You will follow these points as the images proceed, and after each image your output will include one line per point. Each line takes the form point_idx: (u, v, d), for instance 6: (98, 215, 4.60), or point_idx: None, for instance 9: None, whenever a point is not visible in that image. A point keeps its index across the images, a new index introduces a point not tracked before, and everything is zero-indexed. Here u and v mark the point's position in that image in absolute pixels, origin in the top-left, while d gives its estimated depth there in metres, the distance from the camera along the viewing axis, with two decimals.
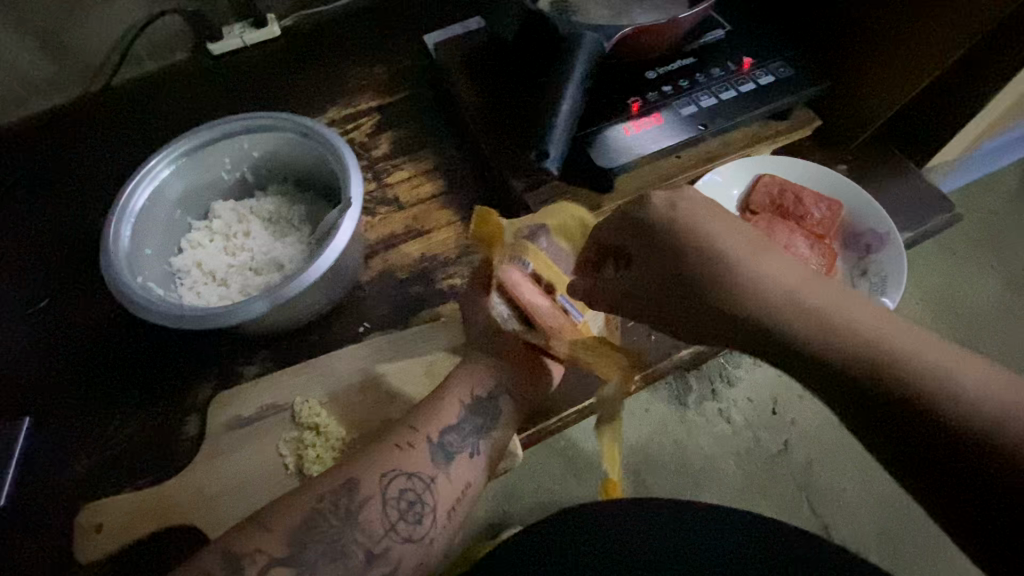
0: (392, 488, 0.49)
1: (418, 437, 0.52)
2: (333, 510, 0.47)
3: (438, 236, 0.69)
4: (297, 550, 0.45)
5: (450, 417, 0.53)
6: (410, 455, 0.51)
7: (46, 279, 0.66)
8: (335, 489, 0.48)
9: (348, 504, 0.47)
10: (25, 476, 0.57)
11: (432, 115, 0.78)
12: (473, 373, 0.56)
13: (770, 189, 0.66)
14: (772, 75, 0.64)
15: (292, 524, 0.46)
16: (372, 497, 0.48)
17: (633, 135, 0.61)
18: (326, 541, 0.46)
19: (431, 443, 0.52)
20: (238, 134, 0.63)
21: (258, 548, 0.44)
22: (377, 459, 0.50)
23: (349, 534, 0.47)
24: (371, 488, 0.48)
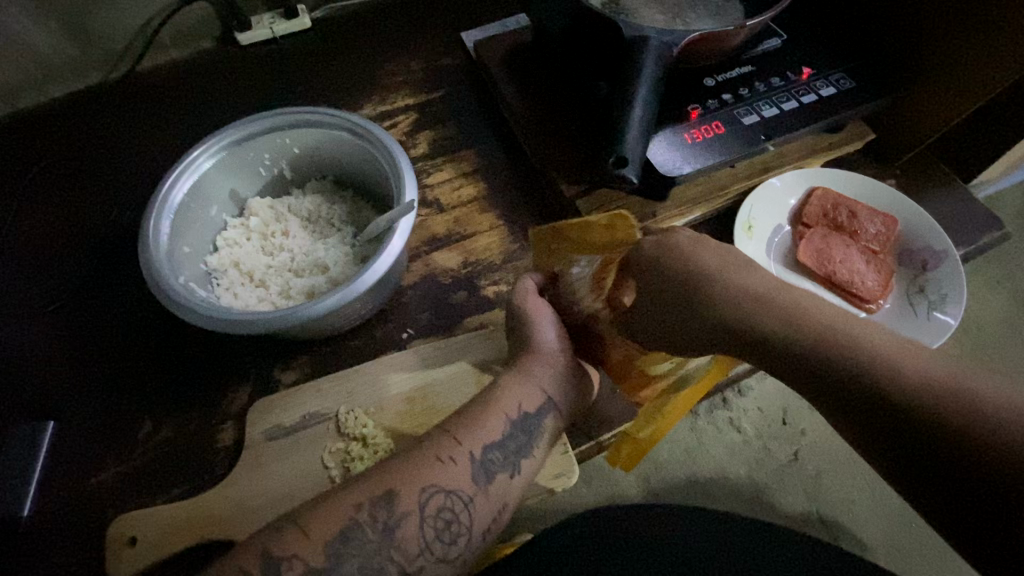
0: (432, 506, 0.45)
1: (461, 452, 0.47)
2: (370, 522, 0.43)
3: (481, 240, 0.67)
4: (334, 561, 0.41)
5: (497, 434, 0.49)
6: (452, 472, 0.46)
7: (69, 274, 0.63)
8: (374, 497, 0.44)
9: (388, 517, 0.43)
10: (47, 484, 0.53)
11: (471, 115, 0.75)
12: (527, 384, 0.51)
13: (825, 202, 0.64)
14: (832, 87, 0.63)
15: (328, 531, 0.42)
16: (411, 513, 0.44)
17: (695, 143, 0.60)
18: (363, 553, 0.42)
19: (473, 461, 0.47)
20: (281, 129, 0.60)
21: (293, 553, 0.41)
22: (416, 472, 0.45)
23: (386, 552, 0.43)
24: (410, 503, 0.44)
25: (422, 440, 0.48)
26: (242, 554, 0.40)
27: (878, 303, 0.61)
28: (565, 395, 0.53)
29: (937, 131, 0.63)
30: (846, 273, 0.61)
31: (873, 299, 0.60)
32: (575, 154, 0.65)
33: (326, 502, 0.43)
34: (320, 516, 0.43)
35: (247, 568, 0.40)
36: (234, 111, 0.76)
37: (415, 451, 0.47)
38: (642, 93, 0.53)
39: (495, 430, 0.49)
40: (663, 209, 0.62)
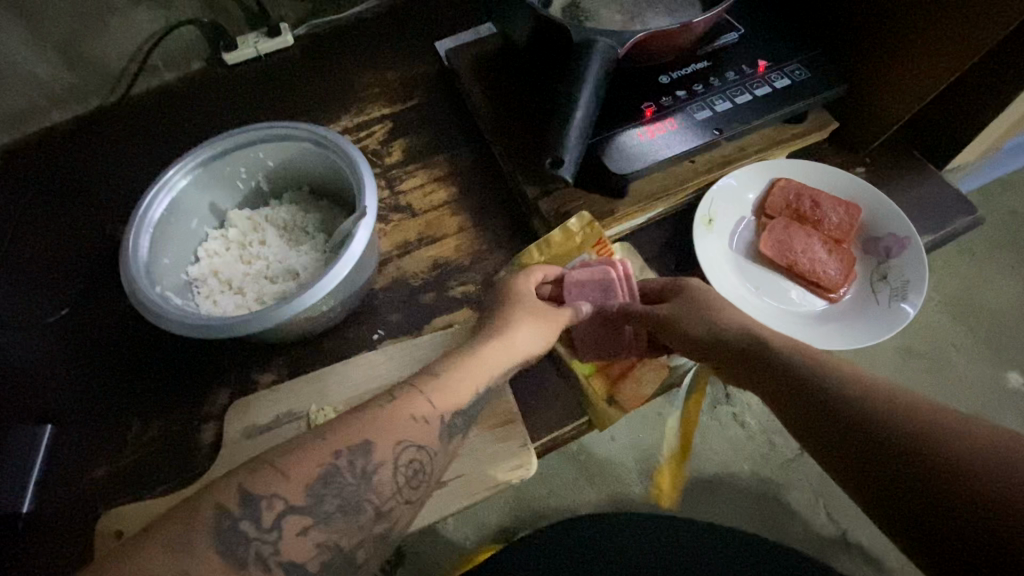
0: (405, 457, 0.44)
1: (435, 414, 0.47)
2: (349, 469, 0.42)
3: (451, 242, 0.69)
4: (314, 501, 0.41)
5: (464, 401, 0.49)
6: (423, 428, 0.46)
7: (67, 287, 0.67)
8: (352, 445, 0.43)
9: (365, 464, 0.43)
10: (45, 483, 0.57)
11: (444, 123, 0.78)
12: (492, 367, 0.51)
13: (788, 192, 0.65)
14: (787, 78, 0.63)
15: (307, 474, 0.42)
16: (387, 462, 0.44)
17: (647, 140, 0.61)
18: (343, 495, 0.42)
19: (441, 423, 0.47)
20: (253, 143, 0.64)
21: (273, 492, 0.40)
22: (393, 424, 0.45)
23: (364, 493, 0.43)
24: (384, 454, 0.44)
25: (397, 396, 0.47)
26: (220, 491, 0.40)
27: (840, 292, 0.61)
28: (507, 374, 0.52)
29: (897, 118, 0.62)
30: (808, 263, 0.61)
31: (835, 289, 0.60)
32: (537, 156, 0.66)
33: (304, 443, 0.43)
34: (300, 457, 0.42)
35: (225, 504, 0.39)
36: (221, 127, 0.80)
37: (390, 406, 0.46)
38: (584, 95, 0.55)
39: (472, 388, 0.49)
40: (621, 206, 0.62)
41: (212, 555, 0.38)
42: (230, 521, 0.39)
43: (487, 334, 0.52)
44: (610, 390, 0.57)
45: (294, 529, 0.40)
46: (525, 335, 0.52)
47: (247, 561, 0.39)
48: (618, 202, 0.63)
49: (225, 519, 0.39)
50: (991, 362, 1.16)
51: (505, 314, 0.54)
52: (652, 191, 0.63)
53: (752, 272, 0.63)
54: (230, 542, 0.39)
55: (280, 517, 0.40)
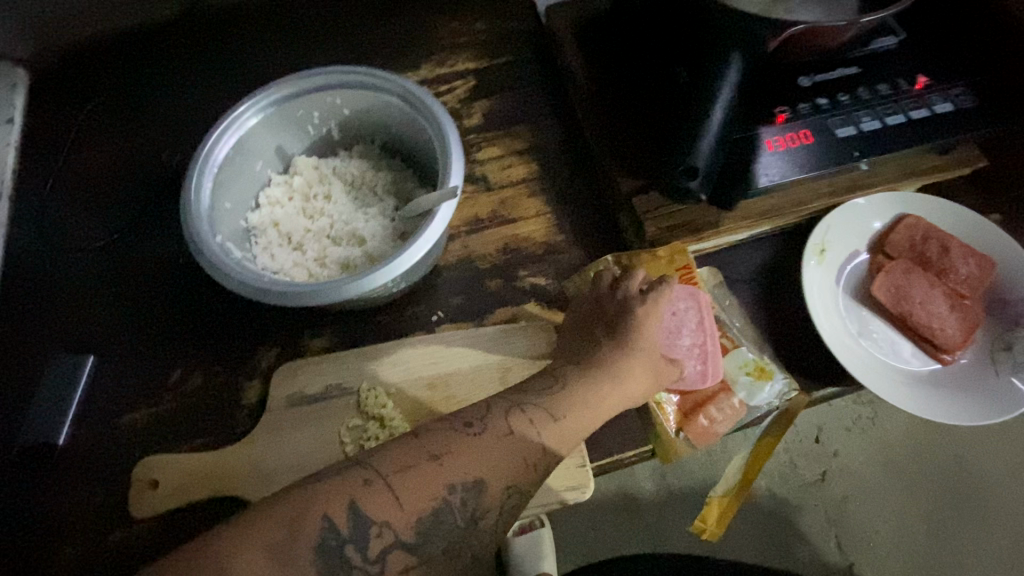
0: (510, 504, 0.43)
1: (542, 460, 0.44)
2: (461, 508, 0.41)
3: (526, 227, 0.63)
4: (422, 539, 0.40)
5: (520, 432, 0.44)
6: (528, 474, 0.44)
7: (117, 212, 0.63)
8: (466, 482, 0.42)
9: (475, 507, 0.42)
10: (83, 417, 0.56)
11: (532, 89, 0.70)
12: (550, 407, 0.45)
13: (914, 233, 0.57)
14: (949, 103, 0.55)
15: (419, 506, 0.40)
16: (494, 509, 0.42)
17: (775, 152, 0.54)
18: (449, 537, 0.41)
19: (545, 471, 0.45)
20: (332, 88, 0.58)
21: (384, 519, 0.40)
22: (505, 464, 0.43)
23: (470, 540, 0.42)
24: (493, 500, 0.42)
25: (513, 429, 0.44)
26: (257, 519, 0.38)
27: (956, 355, 0.54)
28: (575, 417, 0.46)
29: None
30: (925, 317, 0.55)
31: (951, 351, 0.54)
32: (639, 148, 0.59)
33: (418, 467, 0.41)
34: (416, 482, 0.41)
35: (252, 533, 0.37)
36: (289, 56, 0.73)
37: (506, 437, 0.44)
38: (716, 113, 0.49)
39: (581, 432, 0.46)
40: (728, 221, 0.55)
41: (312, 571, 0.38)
42: (337, 543, 0.39)
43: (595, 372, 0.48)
44: (681, 423, 0.53)
45: (398, 566, 0.40)
46: (634, 387, 0.48)
47: None
48: (725, 214, 0.55)
49: (329, 537, 0.38)
50: None
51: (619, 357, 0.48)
52: (773, 209, 0.55)
53: (857, 314, 0.56)
54: (333, 564, 0.38)
55: (386, 549, 0.40)
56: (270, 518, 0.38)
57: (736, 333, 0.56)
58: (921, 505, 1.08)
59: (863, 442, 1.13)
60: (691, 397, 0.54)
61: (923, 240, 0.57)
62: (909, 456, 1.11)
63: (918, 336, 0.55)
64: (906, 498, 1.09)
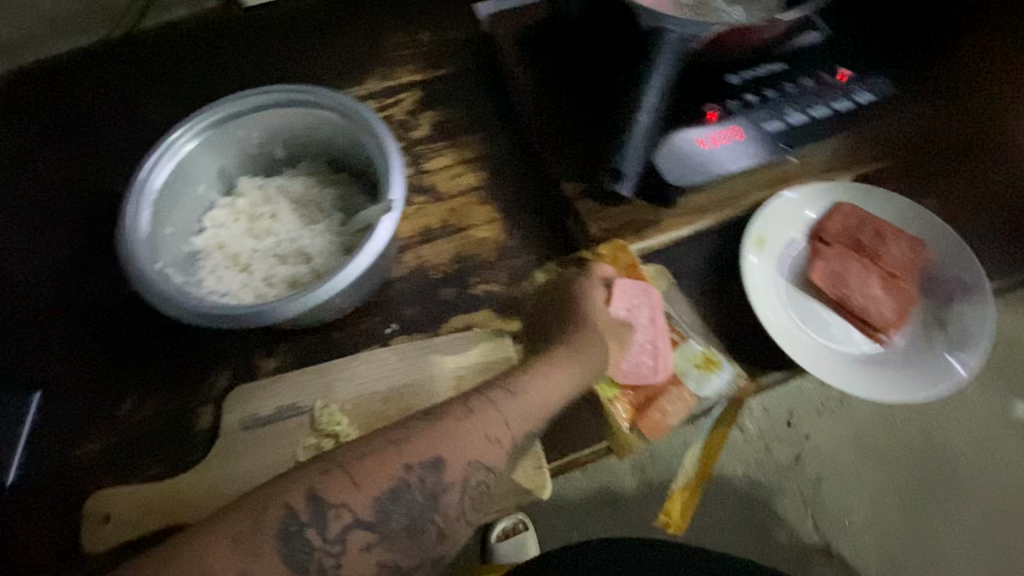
0: (473, 479, 0.44)
1: (507, 434, 0.46)
2: (419, 486, 0.43)
3: (477, 234, 0.64)
4: (381, 517, 0.42)
5: (471, 429, 0.45)
6: (493, 449, 0.45)
7: (59, 242, 0.62)
8: (423, 461, 0.43)
9: (434, 484, 0.43)
10: (31, 454, 0.54)
11: (479, 98, 0.71)
12: (506, 408, 0.46)
13: (849, 219, 0.59)
14: (870, 92, 0.58)
15: (378, 486, 0.42)
16: (455, 483, 0.44)
17: (709, 149, 0.55)
18: (410, 512, 0.43)
19: (514, 444, 0.46)
20: (271, 108, 0.58)
21: (343, 502, 0.41)
22: (466, 445, 0.44)
23: (429, 514, 0.43)
24: (455, 475, 0.44)
25: (474, 410, 0.46)
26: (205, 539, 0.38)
27: (892, 335, 0.56)
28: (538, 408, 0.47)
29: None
30: (860, 300, 0.57)
31: (885, 331, 0.56)
32: (581, 151, 0.60)
33: (375, 451, 0.43)
34: (371, 466, 0.42)
35: (206, 550, 0.38)
36: (232, 75, 0.72)
37: (464, 420, 0.45)
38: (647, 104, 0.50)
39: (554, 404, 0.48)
40: (668, 217, 0.58)
41: (275, 556, 0.39)
42: (297, 524, 0.40)
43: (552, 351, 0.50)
44: (633, 418, 0.54)
45: (359, 544, 0.41)
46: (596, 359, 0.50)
47: (310, 567, 0.40)
48: (665, 212, 0.58)
49: (291, 522, 0.40)
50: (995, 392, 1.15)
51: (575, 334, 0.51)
52: (705, 204, 0.58)
53: (799, 301, 0.58)
54: (294, 547, 0.40)
55: (347, 529, 0.41)
56: (235, 512, 0.39)
57: (684, 325, 0.57)
58: (890, 482, 1.10)
59: (834, 424, 1.14)
60: (644, 392, 0.55)
61: (859, 226, 0.59)
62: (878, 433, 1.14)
63: (856, 320, 0.57)
64: (875, 476, 1.11)
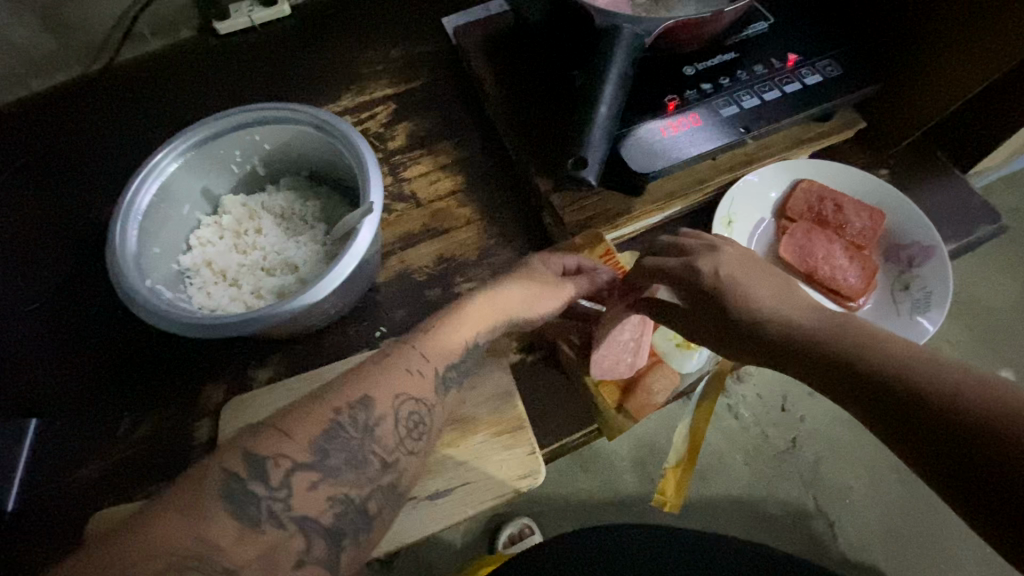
0: (405, 410, 0.44)
1: (428, 366, 0.47)
2: (353, 425, 0.42)
3: (457, 236, 0.66)
4: (322, 456, 0.40)
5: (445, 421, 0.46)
6: (417, 381, 0.46)
7: (50, 272, 0.63)
8: (352, 401, 0.43)
9: (367, 417, 0.43)
10: (30, 480, 0.55)
11: (452, 107, 0.73)
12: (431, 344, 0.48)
13: (810, 196, 0.62)
14: (818, 74, 0.60)
15: (314, 432, 0.41)
16: (388, 416, 0.44)
17: (670, 137, 0.58)
18: (350, 450, 0.41)
19: (435, 374, 0.47)
20: (249, 126, 0.60)
21: (278, 451, 0.39)
22: (391, 379, 0.45)
23: (371, 446, 0.42)
24: (385, 407, 0.44)
25: (392, 351, 0.47)
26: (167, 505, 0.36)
27: (859, 302, 0.59)
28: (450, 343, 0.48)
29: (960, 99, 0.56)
30: (829, 271, 0.59)
31: (854, 298, 0.59)
32: (551, 148, 0.62)
33: (303, 405, 0.42)
34: (301, 417, 0.41)
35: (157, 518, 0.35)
36: (211, 101, 0.74)
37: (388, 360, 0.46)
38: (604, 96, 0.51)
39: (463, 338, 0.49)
40: (638, 205, 0.59)
41: (223, 519, 0.37)
42: (239, 485, 0.38)
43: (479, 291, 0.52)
44: (621, 399, 0.55)
45: (304, 487, 0.39)
46: (511, 299, 0.51)
47: (260, 521, 0.38)
48: (634, 200, 0.59)
49: (233, 484, 0.38)
50: (984, 358, 1.13)
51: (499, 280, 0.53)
52: (673, 189, 0.60)
53: None
54: (240, 504, 0.37)
55: (289, 477, 0.39)
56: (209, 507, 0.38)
57: None
58: (885, 456, 1.12)
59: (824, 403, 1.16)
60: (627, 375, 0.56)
61: (819, 203, 0.62)
62: None
63: (827, 292, 0.60)
64: (869, 451, 1.13)
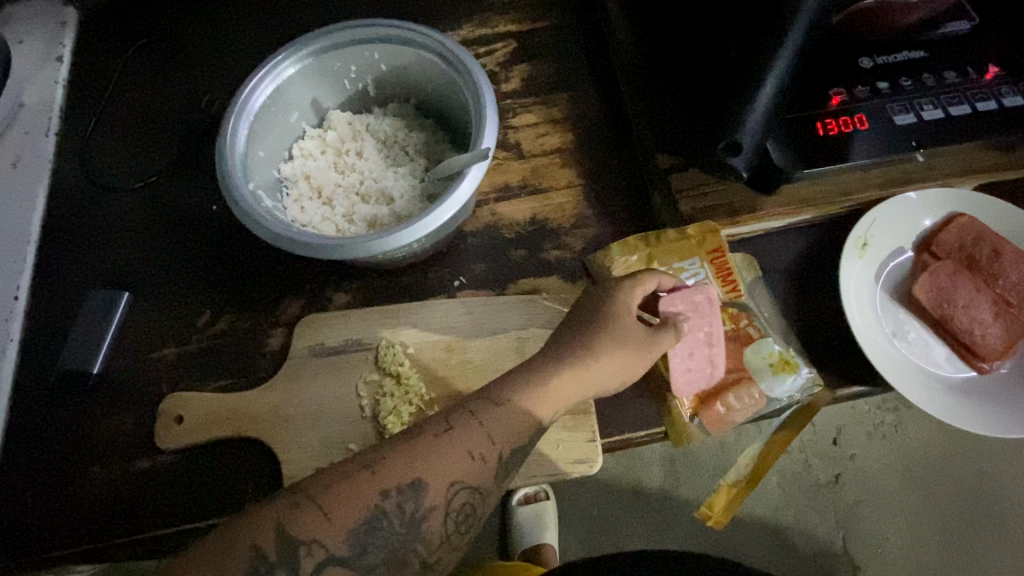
0: (457, 502, 0.44)
1: (492, 451, 0.45)
2: (396, 513, 0.42)
3: (556, 198, 0.62)
4: (357, 551, 0.41)
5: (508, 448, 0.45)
6: (479, 468, 0.44)
7: (156, 154, 0.64)
8: (402, 485, 0.42)
9: (414, 508, 0.42)
10: (116, 350, 0.58)
11: (577, 57, 0.67)
12: (487, 428, 0.45)
13: (966, 234, 0.54)
14: (1020, 96, 0.52)
15: (351, 518, 0.41)
16: (437, 506, 0.43)
17: (827, 135, 0.51)
18: (387, 545, 0.42)
19: (498, 460, 0.45)
20: (372, 42, 0.57)
21: (312, 538, 0.40)
22: (450, 462, 0.43)
23: (410, 543, 0.43)
24: (435, 498, 0.43)
25: (453, 426, 0.45)
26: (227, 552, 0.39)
27: (994, 364, 0.52)
28: (513, 424, 0.45)
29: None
30: (966, 322, 0.52)
31: (989, 359, 0.52)
32: (680, 122, 0.56)
33: (350, 480, 0.42)
34: (347, 496, 0.41)
35: None
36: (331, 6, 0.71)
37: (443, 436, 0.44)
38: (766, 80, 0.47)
39: (535, 415, 0.46)
40: (766, 206, 0.53)
41: None
42: (265, 565, 0.39)
43: (558, 360, 0.47)
44: (697, 408, 0.52)
45: None
46: (600, 373, 0.47)
47: None
48: (765, 200, 0.53)
49: (259, 565, 0.39)
50: None
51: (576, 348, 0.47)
52: (811, 195, 0.53)
53: (893, 313, 0.54)
54: None
55: (320, 566, 0.40)
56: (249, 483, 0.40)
57: (762, 323, 0.55)
58: (940, 521, 1.02)
59: (886, 449, 1.07)
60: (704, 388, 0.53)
61: (974, 244, 0.54)
62: (933, 469, 1.05)
63: (957, 346, 0.53)
64: (927, 511, 1.03)
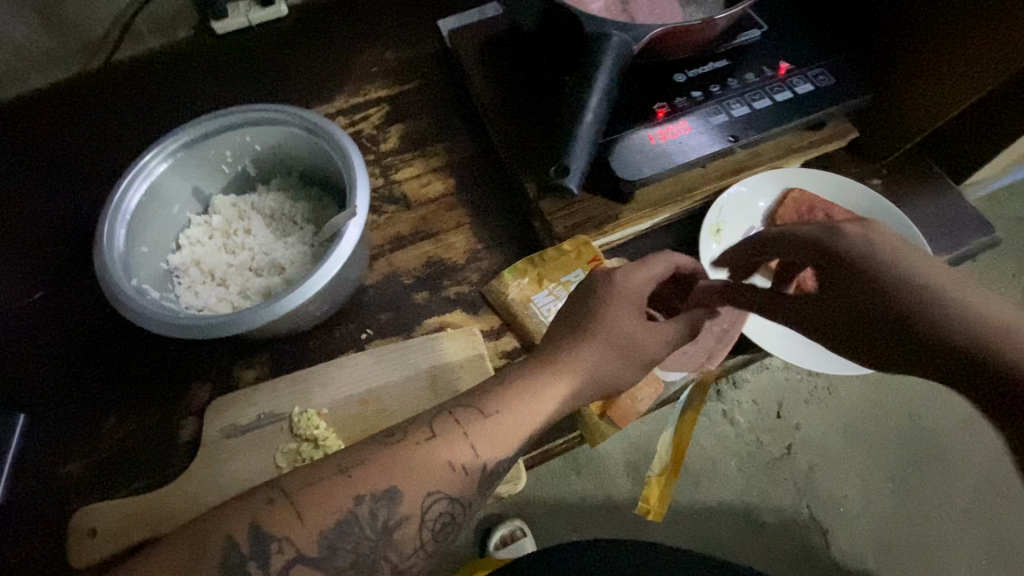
0: (434, 510, 0.45)
1: (476, 464, 0.46)
2: (330, 543, 0.42)
3: (447, 239, 0.66)
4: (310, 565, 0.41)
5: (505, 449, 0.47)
6: (461, 479, 0.46)
7: (40, 268, 0.64)
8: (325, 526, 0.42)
9: (342, 546, 0.43)
10: (19, 475, 0.56)
11: (445, 111, 0.73)
12: (474, 443, 0.46)
13: (800, 206, 0.62)
14: (808, 83, 0.60)
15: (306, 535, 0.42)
16: (412, 515, 0.44)
17: (658, 143, 0.58)
18: (346, 553, 0.43)
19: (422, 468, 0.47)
20: (240, 127, 0.60)
21: (285, 535, 0.41)
22: (399, 479, 0.44)
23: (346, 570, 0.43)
24: (411, 505, 0.44)
25: (437, 436, 0.46)
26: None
27: None
28: (499, 436, 0.47)
29: (934, 118, 0.58)
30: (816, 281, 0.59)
31: None
32: (539, 153, 0.62)
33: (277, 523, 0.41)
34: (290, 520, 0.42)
35: None
36: (206, 101, 0.74)
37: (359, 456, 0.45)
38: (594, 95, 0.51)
39: (523, 428, 0.47)
40: (625, 211, 0.60)
41: None
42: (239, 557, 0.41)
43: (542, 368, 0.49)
44: (604, 407, 0.55)
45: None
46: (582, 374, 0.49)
47: None
48: (622, 206, 0.60)
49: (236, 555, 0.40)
50: None
51: (571, 343, 0.49)
52: (662, 195, 0.60)
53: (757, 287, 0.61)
54: None
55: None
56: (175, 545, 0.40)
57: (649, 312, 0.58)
58: (882, 467, 1.09)
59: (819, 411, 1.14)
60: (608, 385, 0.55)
61: (809, 214, 0.61)
62: (862, 419, 1.13)
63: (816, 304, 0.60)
64: (868, 460, 1.10)
